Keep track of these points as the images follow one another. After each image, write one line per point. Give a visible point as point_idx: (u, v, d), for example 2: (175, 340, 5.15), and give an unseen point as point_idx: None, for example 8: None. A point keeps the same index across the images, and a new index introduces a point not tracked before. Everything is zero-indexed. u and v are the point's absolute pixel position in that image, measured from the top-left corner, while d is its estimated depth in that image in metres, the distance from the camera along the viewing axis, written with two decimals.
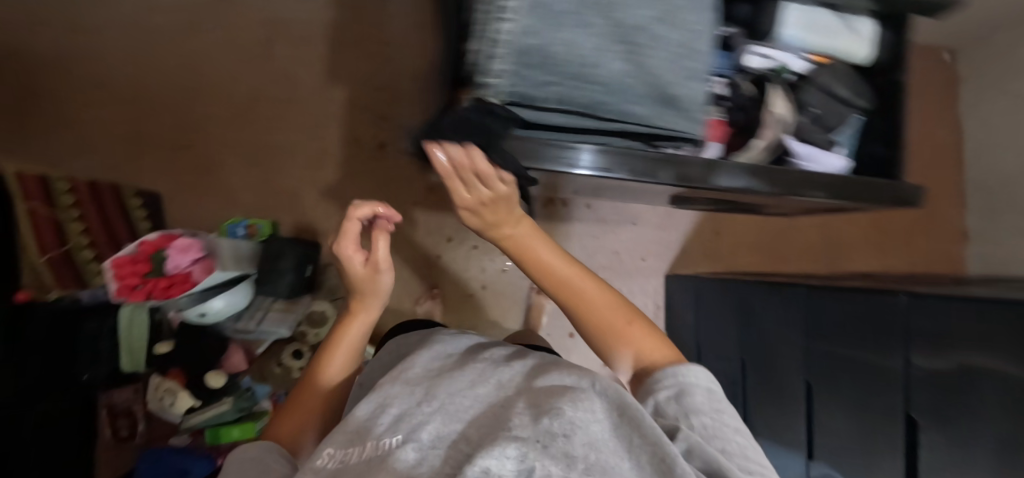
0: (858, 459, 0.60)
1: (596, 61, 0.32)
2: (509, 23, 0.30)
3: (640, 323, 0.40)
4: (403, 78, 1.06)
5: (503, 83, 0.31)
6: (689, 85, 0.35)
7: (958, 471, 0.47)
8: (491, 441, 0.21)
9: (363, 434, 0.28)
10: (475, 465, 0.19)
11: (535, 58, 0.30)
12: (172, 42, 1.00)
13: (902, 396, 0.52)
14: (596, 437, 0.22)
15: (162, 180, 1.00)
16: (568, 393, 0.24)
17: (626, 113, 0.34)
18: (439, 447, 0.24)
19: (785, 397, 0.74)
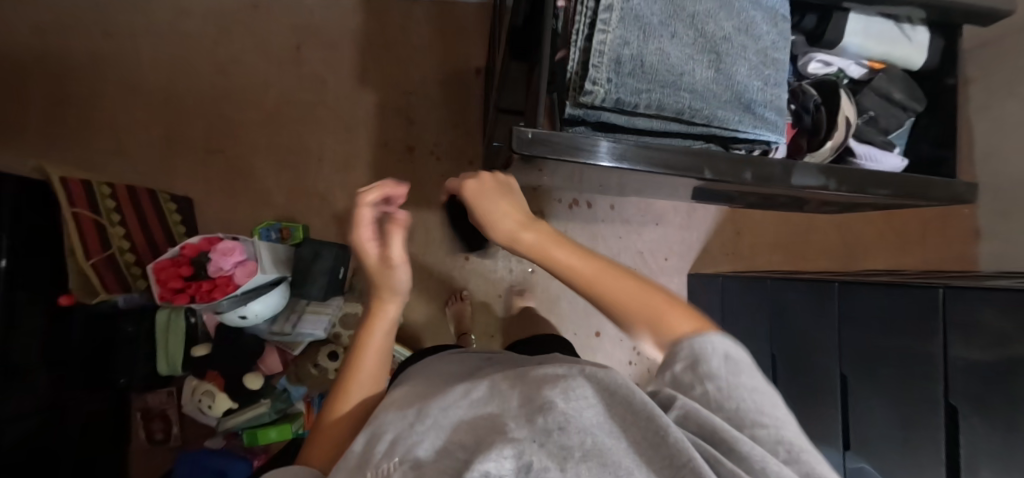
0: (898, 449, 0.62)
1: (685, 70, 0.34)
2: (608, 35, 0.32)
3: (663, 295, 0.34)
4: (430, 83, 1.09)
5: (603, 90, 0.32)
6: (768, 91, 0.37)
7: (997, 454, 0.49)
8: (488, 445, 0.24)
9: (365, 463, 0.30)
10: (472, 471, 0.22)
11: (632, 67, 0.32)
12: (208, 50, 1.03)
13: (943, 384, 0.55)
14: (584, 424, 0.24)
15: (196, 185, 1.02)
16: (558, 383, 0.27)
17: (715, 117, 0.35)
18: (437, 460, 0.26)
19: (819, 390, 0.77)
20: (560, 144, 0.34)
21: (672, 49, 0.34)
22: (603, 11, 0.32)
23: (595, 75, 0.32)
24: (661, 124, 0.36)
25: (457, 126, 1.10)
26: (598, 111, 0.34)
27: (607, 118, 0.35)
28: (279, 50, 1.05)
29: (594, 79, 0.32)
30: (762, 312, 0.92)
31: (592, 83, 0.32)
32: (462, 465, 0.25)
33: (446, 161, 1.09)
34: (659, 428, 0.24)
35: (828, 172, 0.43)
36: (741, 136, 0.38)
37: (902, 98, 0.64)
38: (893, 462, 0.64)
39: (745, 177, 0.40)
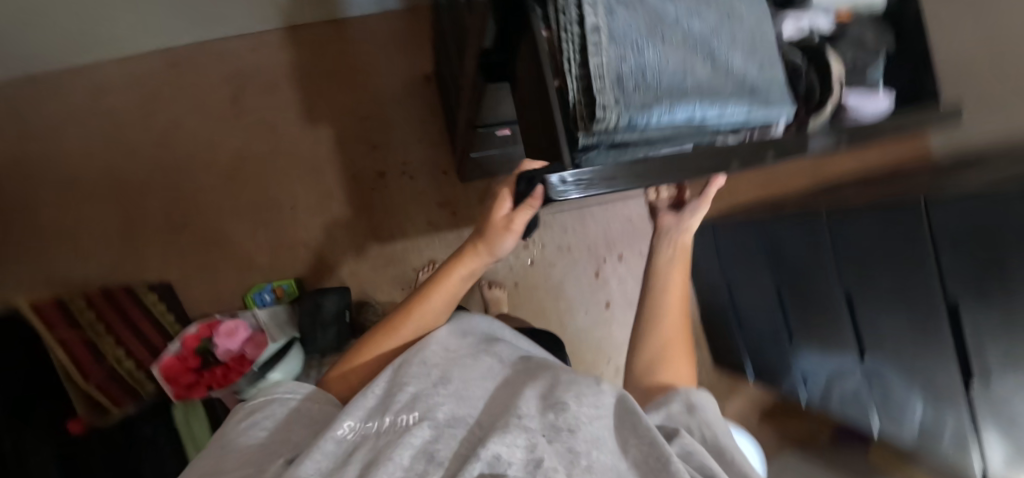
0: (907, 346, 0.69)
1: (682, 72, 0.34)
2: (604, 57, 0.31)
3: (677, 353, 0.43)
4: (384, 102, 1.06)
5: (616, 113, 0.31)
6: (756, 72, 0.39)
7: (1000, 335, 0.55)
8: (501, 426, 0.25)
9: (383, 410, 0.30)
10: (488, 449, 0.23)
11: (634, 82, 0.32)
12: (140, 123, 0.96)
13: (939, 286, 0.61)
14: (593, 427, 0.26)
15: (171, 270, 0.96)
16: (574, 387, 0.29)
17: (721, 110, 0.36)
18: (450, 427, 0.28)
19: (822, 307, 0.83)
20: (593, 178, 0.33)
21: (664, 55, 0.34)
22: (592, 33, 0.31)
23: (604, 100, 0.31)
24: (668, 130, 0.37)
25: (422, 139, 1.07)
26: (610, 132, 0.34)
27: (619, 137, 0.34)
28: (216, 106, 0.99)
29: (604, 104, 0.31)
30: (757, 248, 0.97)
31: (603, 109, 0.31)
32: (478, 441, 0.26)
33: (421, 178, 1.07)
34: (661, 454, 0.25)
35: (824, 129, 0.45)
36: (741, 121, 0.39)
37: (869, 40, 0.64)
38: (904, 358, 0.70)
39: (762, 157, 0.41)
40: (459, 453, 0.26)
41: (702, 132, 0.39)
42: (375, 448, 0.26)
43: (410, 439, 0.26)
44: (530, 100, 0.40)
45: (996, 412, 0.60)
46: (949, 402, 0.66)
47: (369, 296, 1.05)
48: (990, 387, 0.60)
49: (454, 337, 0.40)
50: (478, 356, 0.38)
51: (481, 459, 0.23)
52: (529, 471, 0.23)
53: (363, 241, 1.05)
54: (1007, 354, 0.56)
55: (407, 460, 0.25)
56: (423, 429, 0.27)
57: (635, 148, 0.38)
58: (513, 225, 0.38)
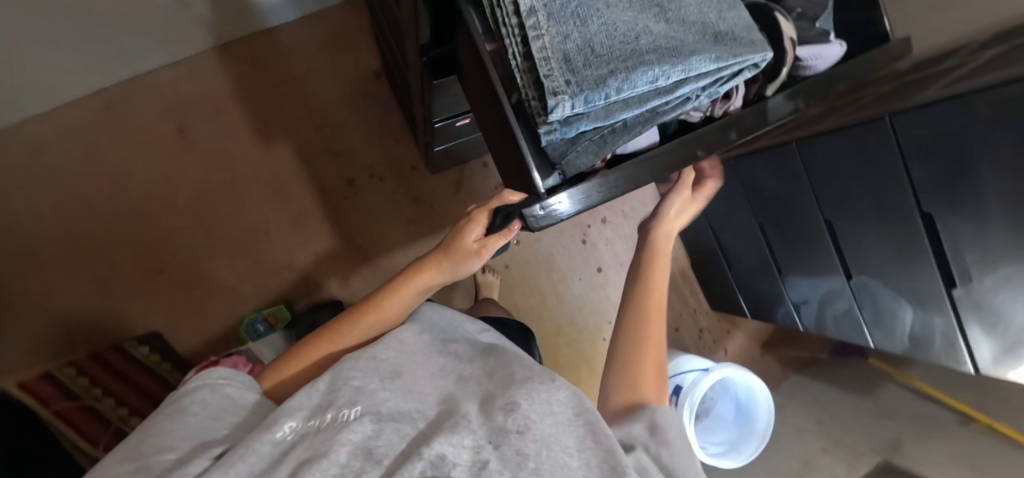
0: (890, 260, 0.70)
1: (636, 32, 0.30)
2: (545, 38, 0.28)
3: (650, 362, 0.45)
4: (337, 106, 1.02)
5: (570, 95, 0.27)
6: (727, 17, 0.34)
7: (976, 236, 0.57)
8: (448, 426, 0.27)
9: (326, 403, 0.30)
10: (432, 450, 0.25)
11: (584, 58, 0.28)
12: (86, 173, 0.91)
13: (913, 199, 0.61)
14: (543, 424, 0.28)
15: (156, 317, 0.94)
16: (525, 385, 0.30)
17: (693, 66, 0.30)
18: (394, 422, 0.29)
19: (806, 235, 0.84)
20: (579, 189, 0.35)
21: (612, 22, 0.30)
22: (527, 16, 0.28)
23: (553, 85, 0.27)
24: (642, 104, 0.31)
25: (384, 138, 1.05)
26: (572, 120, 0.30)
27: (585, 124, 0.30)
28: (163, 142, 0.94)
29: (554, 89, 0.27)
30: (735, 188, 0.97)
31: (553, 93, 0.27)
32: (419, 440, 0.28)
33: (390, 179, 1.06)
34: (615, 461, 0.26)
35: (796, 95, 0.44)
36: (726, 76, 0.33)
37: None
38: (888, 272, 0.72)
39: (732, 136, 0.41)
40: (401, 450, 0.27)
41: (683, 99, 0.33)
42: (311, 446, 0.26)
43: (348, 435, 0.26)
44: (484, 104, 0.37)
45: (980, 311, 0.62)
46: (935, 308, 0.68)
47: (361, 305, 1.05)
48: (972, 289, 0.61)
49: (418, 330, 0.40)
50: (434, 352, 0.38)
51: (425, 459, 0.24)
52: (473, 473, 0.25)
53: (345, 252, 1.04)
54: (984, 255, 0.57)
55: (344, 457, 0.25)
56: (364, 425, 0.27)
57: (613, 136, 0.33)
58: (485, 249, 0.42)
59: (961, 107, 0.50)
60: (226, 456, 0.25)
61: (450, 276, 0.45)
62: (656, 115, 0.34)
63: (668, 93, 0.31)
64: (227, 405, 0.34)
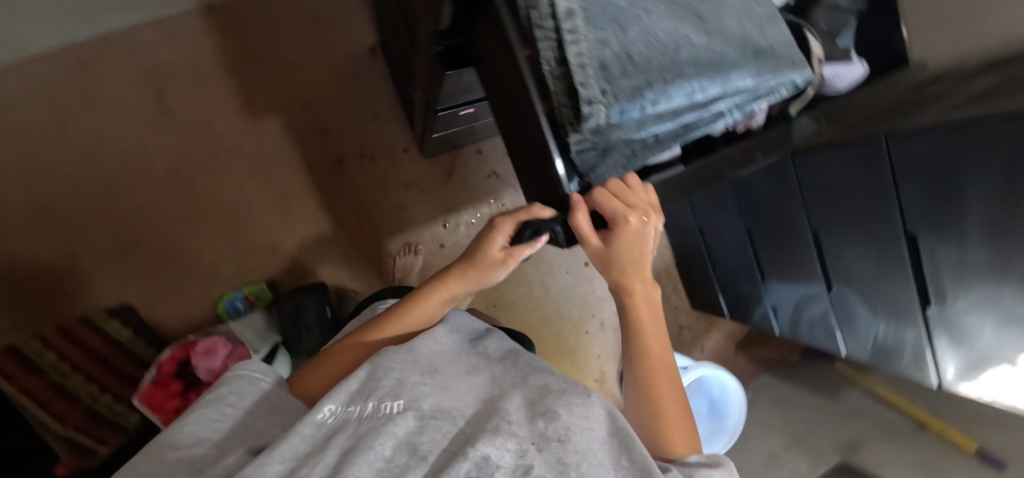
0: (869, 275, 0.73)
1: (677, 44, 0.28)
2: (581, 44, 0.27)
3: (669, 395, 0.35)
4: (328, 82, 0.98)
5: (605, 106, 0.26)
6: (767, 32, 0.32)
7: (955, 262, 0.59)
8: (489, 428, 0.26)
9: (365, 392, 0.29)
10: (477, 451, 0.24)
11: (621, 66, 0.27)
12: (50, 136, 0.84)
13: (900, 221, 0.63)
14: (580, 438, 0.26)
15: (129, 291, 0.90)
16: (563, 393, 0.29)
17: (731, 82, 0.30)
18: (437, 417, 0.27)
19: (790, 244, 0.86)
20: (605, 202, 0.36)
21: (653, 30, 0.28)
22: (564, 19, 0.27)
23: (588, 93, 0.26)
24: (676, 118, 0.31)
25: (377, 118, 1.02)
26: (604, 130, 0.29)
27: (615, 135, 0.29)
28: (138, 108, 0.88)
29: (589, 97, 0.26)
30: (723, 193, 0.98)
31: (588, 103, 0.26)
32: (462, 439, 0.26)
33: (381, 159, 1.04)
34: None
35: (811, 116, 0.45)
36: (764, 90, 0.33)
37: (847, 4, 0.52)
38: (867, 286, 0.75)
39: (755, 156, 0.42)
40: (444, 449, 0.26)
41: (718, 114, 0.33)
42: (356, 435, 0.26)
43: (393, 429, 0.25)
44: (512, 103, 0.36)
45: (949, 328, 0.66)
46: (908, 322, 0.71)
47: (346, 287, 1.05)
48: (945, 307, 0.64)
49: (448, 331, 0.40)
50: (466, 351, 0.37)
51: (470, 460, 0.24)
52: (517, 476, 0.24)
53: (332, 233, 1.02)
54: (959, 278, 0.60)
55: (387, 451, 0.25)
56: (408, 420, 0.26)
57: (643, 147, 0.34)
58: (509, 258, 0.40)
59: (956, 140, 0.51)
60: (271, 443, 0.25)
61: (476, 286, 0.43)
62: (688, 130, 0.34)
63: (703, 107, 0.31)
64: (243, 398, 0.34)
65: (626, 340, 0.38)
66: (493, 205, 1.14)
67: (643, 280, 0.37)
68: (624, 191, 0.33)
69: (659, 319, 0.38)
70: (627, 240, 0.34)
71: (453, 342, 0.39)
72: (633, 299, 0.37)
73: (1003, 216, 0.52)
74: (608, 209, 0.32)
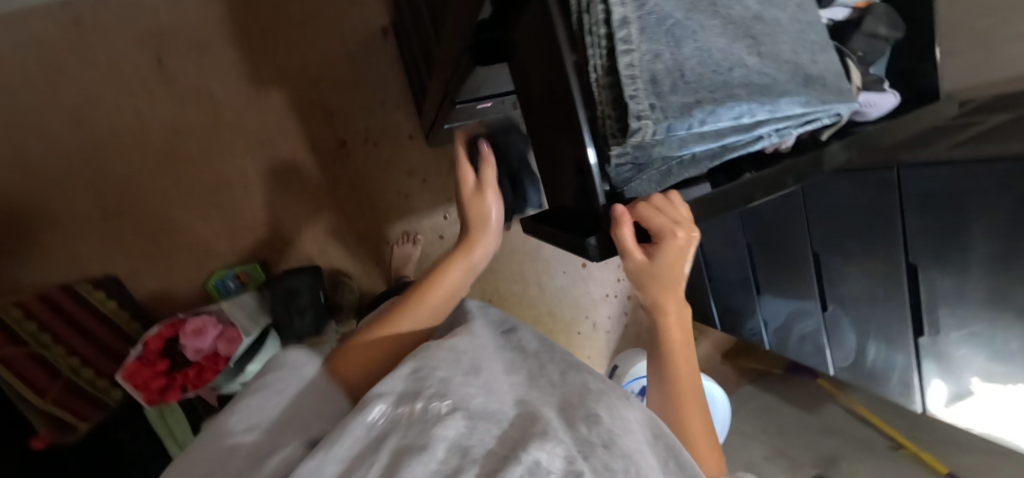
0: (865, 298, 0.75)
1: (730, 64, 0.28)
2: (634, 54, 0.26)
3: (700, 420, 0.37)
4: (336, 60, 0.95)
5: (653, 122, 0.26)
6: (818, 60, 0.32)
7: (953, 293, 0.61)
8: (537, 432, 0.25)
9: (413, 394, 0.27)
10: (529, 455, 0.22)
11: (671, 82, 0.26)
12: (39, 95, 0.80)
13: (903, 249, 0.65)
14: (627, 440, 0.27)
15: (115, 261, 0.87)
16: (603, 400, 0.31)
17: (779, 108, 0.29)
18: (484, 420, 0.26)
19: (790, 261, 0.86)
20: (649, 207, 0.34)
21: (707, 47, 0.28)
22: (619, 27, 0.26)
23: (637, 107, 0.26)
24: (719, 139, 0.30)
25: (385, 102, 1.00)
26: (646, 146, 0.28)
27: (657, 151, 0.29)
28: (135, 72, 0.84)
29: (638, 112, 0.25)
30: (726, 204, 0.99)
31: (637, 118, 0.25)
32: (512, 445, 0.24)
33: (386, 145, 1.01)
34: None
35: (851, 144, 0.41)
36: (805, 118, 0.33)
37: (886, 35, 0.50)
38: (861, 308, 0.76)
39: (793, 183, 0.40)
40: (493, 451, 0.24)
41: (759, 138, 0.33)
42: (405, 436, 0.24)
43: (442, 430, 0.24)
44: (547, 107, 0.35)
45: (939, 359, 0.68)
46: (899, 346, 0.73)
47: (341, 272, 1.03)
48: (937, 339, 0.66)
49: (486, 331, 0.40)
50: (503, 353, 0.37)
51: (524, 463, 0.22)
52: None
53: (330, 216, 1.00)
54: (955, 311, 0.62)
55: (440, 453, 0.23)
56: (456, 421, 0.25)
57: (680, 165, 0.33)
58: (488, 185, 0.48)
59: (969, 175, 0.52)
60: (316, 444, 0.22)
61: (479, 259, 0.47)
62: (726, 150, 0.33)
63: (746, 131, 0.31)
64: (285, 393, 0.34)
65: (656, 357, 0.40)
66: None
67: (677, 299, 0.39)
68: (668, 204, 0.33)
69: (689, 338, 0.40)
70: (670, 254, 0.34)
71: (491, 341, 0.39)
72: (665, 318, 0.39)
73: (1006, 253, 0.53)
74: (655, 226, 0.32)
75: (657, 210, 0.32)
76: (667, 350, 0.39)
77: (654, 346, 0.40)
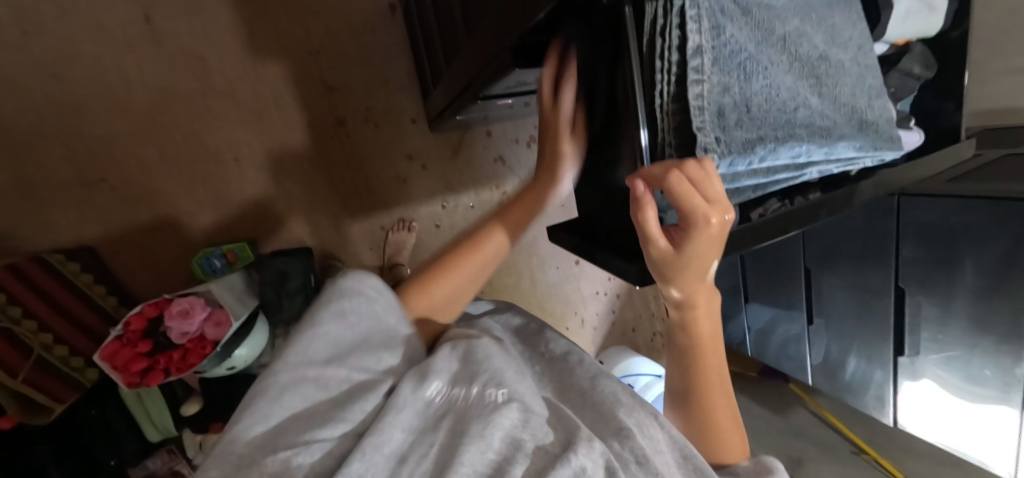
0: (850, 315, 0.79)
1: (794, 103, 0.29)
2: (705, 85, 0.25)
3: (728, 417, 0.39)
4: (343, 35, 0.91)
5: (717, 156, 0.26)
6: (874, 105, 0.34)
7: (940, 316, 0.65)
8: (575, 439, 0.29)
9: (467, 376, 0.31)
10: (575, 460, 0.27)
11: (736, 116, 0.27)
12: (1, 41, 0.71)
13: (894, 273, 0.69)
14: (657, 459, 0.32)
15: (90, 231, 0.81)
16: (637, 418, 0.35)
17: (835, 151, 0.31)
18: (534, 415, 0.30)
19: (781, 275, 0.89)
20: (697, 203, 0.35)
21: (776, 84, 0.28)
22: (692, 56, 0.25)
23: (704, 139, 0.26)
24: (769, 175, 0.31)
25: (391, 83, 0.97)
26: None
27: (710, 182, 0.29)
28: (120, 27, 0.77)
29: (704, 144, 0.26)
30: None
31: (703, 150, 0.26)
32: (551, 446, 0.28)
33: (388, 128, 0.98)
34: None
35: (887, 180, 0.42)
36: (850, 160, 0.34)
37: (918, 74, 0.55)
38: (845, 323, 0.80)
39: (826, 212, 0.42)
40: (543, 446, 0.28)
41: (805, 175, 0.34)
42: (464, 420, 0.28)
43: (500, 419, 0.28)
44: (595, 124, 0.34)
45: (914, 376, 0.72)
46: (879, 362, 0.77)
47: (333, 255, 1.00)
48: (916, 359, 0.71)
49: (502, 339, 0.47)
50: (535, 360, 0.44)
51: (571, 466, 0.26)
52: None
53: (326, 198, 0.97)
54: (937, 336, 0.66)
55: (497, 443, 0.27)
56: (512, 412, 0.28)
57: (728, 194, 0.33)
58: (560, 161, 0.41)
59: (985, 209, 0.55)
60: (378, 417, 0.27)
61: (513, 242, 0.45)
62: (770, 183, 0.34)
63: (798, 169, 0.32)
64: (387, 313, 0.36)
65: (683, 367, 0.38)
66: (495, 191, 1.11)
67: (707, 293, 0.35)
68: (705, 180, 0.25)
69: (715, 333, 0.38)
70: (702, 245, 0.28)
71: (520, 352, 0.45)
72: (694, 312, 0.36)
73: (996, 283, 0.57)
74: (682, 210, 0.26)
75: (690, 190, 0.25)
76: (695, 358, 0.38)
77: (680, 345, 0.38)
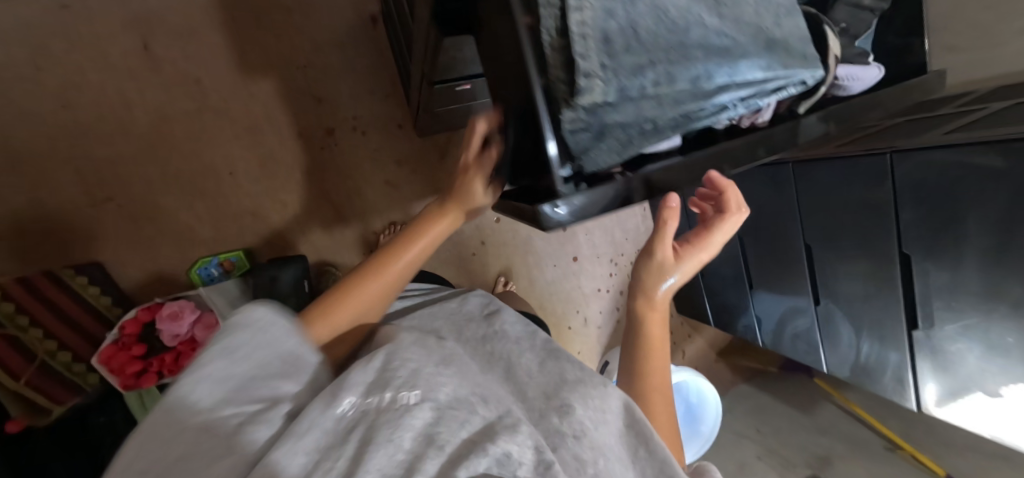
0: (858, 290, 0.73)
1: (687, 26, 0.28)
2: (585, 12, 0.25)
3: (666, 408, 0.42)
4: (327, 48, 0.95)
5: (601, 82, 0.25)
6: (786, 25, 0.33)
7: (949, 283, 0.59)
8: (496, 427, 0.26)
9: (383, 383, 0.26)
10: (497, 448, 0.24)
11: (624, 41, 0.26)
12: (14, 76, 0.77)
13: (896, 239, 0.64)
14: (597, 434, 0.31)
15: (99, 248, 0.86)
16: (584, 395, 0.34)
17: (740, 71, 0.30)
18: (451, 410, 0.26)
19: (783, 255, 0.84)
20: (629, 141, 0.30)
21: (661, 6, 0.27)
22: None
23: (586, 65, 0.24)
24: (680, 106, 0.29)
25: (374, 90, 1.00)
26: (601, 113, 0.26)
27: (612, 118, 0.27)
28: (123, 56, 0.83)
29: (587, 70, 0.24)
30: None
31: (586, 76, 0.24)
32: (473, 438, 0.25)
33: (374, 134, 1.01)
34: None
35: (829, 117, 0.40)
36: (774, 85, 0.32)
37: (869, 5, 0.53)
38: (852, 300, 0.74)
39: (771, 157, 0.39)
40: (462, 439, 0.24)
41: (727, 108, 0.31)
42: (377, 428, 0.22)
43: (411, 421, 0.23)
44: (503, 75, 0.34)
45: (934, 356, 0.66)
46: (893, 342, 0.71)
47: (328, 261, 1.02)
48: (931, 333, 0.65)
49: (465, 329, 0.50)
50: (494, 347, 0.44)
51: (491, 456, 0.23)
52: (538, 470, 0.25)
53: (319, 205, 1.00)
54: (951, 304, 0.60)
55: (408, 444, 0.23)
56: (425, 412, 0.25)
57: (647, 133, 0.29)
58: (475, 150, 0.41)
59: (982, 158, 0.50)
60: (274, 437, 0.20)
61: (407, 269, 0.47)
62: (689, 120, 0.30)
63: (713, 96, 0.30)
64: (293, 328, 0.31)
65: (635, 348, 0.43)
66: None
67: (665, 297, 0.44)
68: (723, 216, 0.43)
69: (665, 336, 0.44)
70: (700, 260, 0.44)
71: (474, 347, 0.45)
72: (651, 309, 0.43)
73: (1006, 240, 0.51)
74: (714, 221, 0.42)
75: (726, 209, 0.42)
76: (642, 338, 0.43)
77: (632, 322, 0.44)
